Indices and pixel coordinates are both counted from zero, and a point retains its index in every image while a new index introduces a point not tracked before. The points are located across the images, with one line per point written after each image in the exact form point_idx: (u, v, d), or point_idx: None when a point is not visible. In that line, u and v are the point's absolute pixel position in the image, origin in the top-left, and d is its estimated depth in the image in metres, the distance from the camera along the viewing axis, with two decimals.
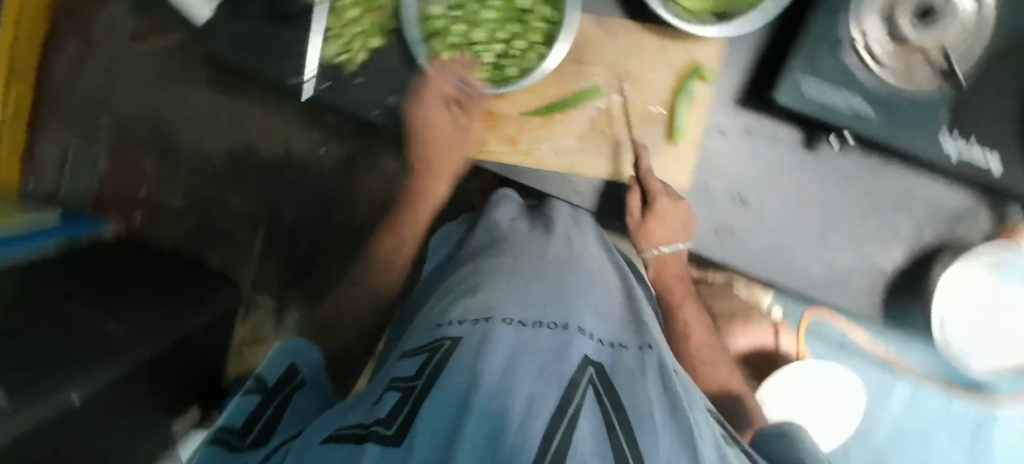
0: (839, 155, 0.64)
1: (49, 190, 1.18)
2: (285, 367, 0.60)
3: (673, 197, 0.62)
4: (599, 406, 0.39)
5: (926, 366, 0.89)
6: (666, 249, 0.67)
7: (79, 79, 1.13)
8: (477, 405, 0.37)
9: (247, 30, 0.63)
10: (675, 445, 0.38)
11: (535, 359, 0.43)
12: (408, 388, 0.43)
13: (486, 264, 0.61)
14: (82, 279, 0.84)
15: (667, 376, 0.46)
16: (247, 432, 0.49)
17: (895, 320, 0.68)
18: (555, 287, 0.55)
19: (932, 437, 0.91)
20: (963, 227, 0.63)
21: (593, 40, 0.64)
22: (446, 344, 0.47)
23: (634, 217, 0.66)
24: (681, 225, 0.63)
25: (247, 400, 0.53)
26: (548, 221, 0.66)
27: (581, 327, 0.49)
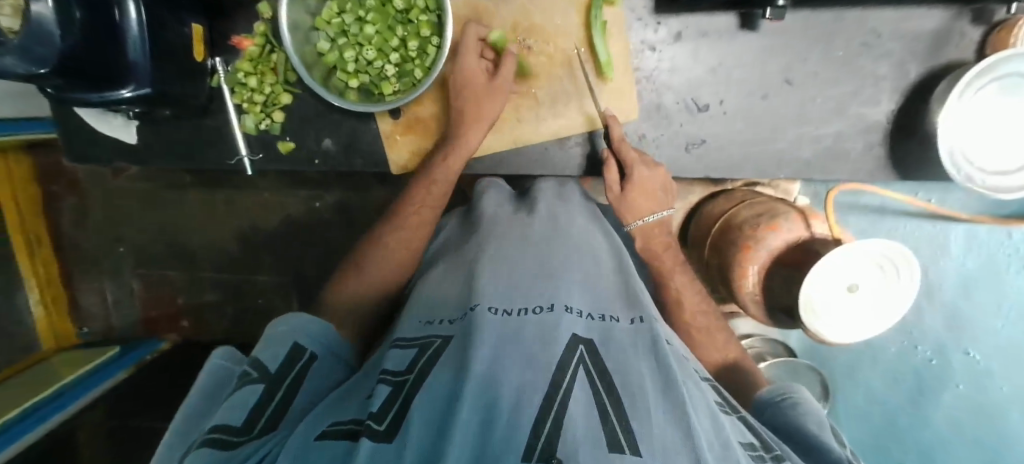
0: (783, 24, 0.58)
1: (103, 329, 1.28)
2: (290, 345, 0.48)
3: (649, 164, 0.60)
4: (590, 387, 0.35)
5: (968, 205, 0.80)
6: (651, 218, 0.60)
7: (89, 223, 1.23)
8: (468, 391, 0.33)
9: (177, 134, 0.67)
10: (669, 420, 0.34)
11: (523, 343, 0.39)
12: (400, 383, 0.39)
13: (468, 252, 0.56)
14: (159, 413, 0.94)
15: (660, 349, 0.42)
16: (252, 424, 0.39)
17: (917, 169, 0.61)
18: (542, 265, 0.50)
19: (1004, 277, 0.81)
20: (950, 46, 0.57)
21: (484, 9, 0.61)
22: (436, 342, 0.43)
23: (613, 191, 0.61)
24: (661, 191, 0.60)
25: (249, 388, 0.42)
26: (532, 203, 0.62)
27: (568, 305, 0.44)
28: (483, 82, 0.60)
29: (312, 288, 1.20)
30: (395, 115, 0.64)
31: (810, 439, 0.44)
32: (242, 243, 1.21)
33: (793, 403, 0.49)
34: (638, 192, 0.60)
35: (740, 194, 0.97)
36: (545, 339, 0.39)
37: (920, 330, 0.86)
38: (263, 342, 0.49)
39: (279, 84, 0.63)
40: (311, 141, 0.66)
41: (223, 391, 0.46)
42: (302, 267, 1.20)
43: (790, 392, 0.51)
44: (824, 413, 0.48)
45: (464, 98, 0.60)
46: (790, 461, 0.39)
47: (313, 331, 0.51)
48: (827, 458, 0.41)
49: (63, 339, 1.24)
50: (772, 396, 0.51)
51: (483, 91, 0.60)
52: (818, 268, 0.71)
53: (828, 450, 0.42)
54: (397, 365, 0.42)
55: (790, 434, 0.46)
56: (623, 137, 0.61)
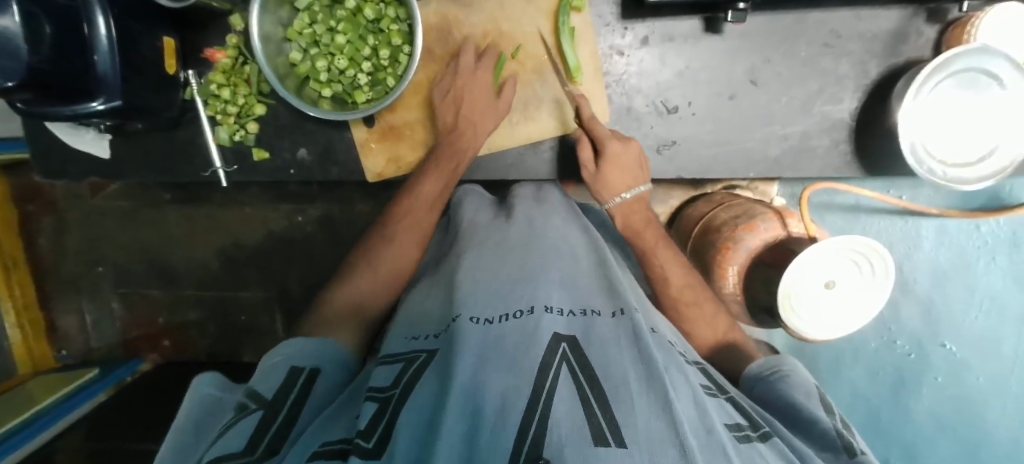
0: (745, 27, 0.60)
1: (81, 351, 1.25)
2: (286, 370, 0.46)
3: (622, 138, 0.60)
4: (575, 383, 0.36)
5: (939, 202, 0.82)
6: (628, 194, 0.60)
7: (68, 243, 1.22)
8: (453, 399, 0.34)
9: (150, 148, 0.66)
10: (653, 409, 0.34)
11: (505, 350, 0.39)
12: (386, 399, 0.39)
13: (446, 268, 0.56)
14: (139, 432, 0.92)
15: (641, 339, 0.41)
16: (254, 446, 0.36)
17: (882, 165, 0.63)
18: (520, 270, 0.50)
19: (973, 270, 0.83)
20: (907, 44, 0.59)
21: (454, 18, 0.62)
22: (422, 356, 0.43)
23: (587, 168, 0.62)
24: (636, 167, 0.60)
25: (248, 417, 0.39)
26: (511, 208, 0.63)
27: (548, 305, 0.45)
28: (484, 101, 0.61)
29: (297, 303, 1.19)
30: (369, 123, 0.64)
31: (797, 410, 0.44)
32: (225, 260, 1.20)
33: (781, 376, 0.49)
34: (612, 166, 0.60)
35: (719, 197, 0.98)
36: (524, 343, 0.39)
37: (896, 325, 0.87)
38: (261, 371, 0.47)
39: (252, 95, 0.63)
40: (286, 152, 0.66)
41: (209, 422, 0.44)
42: (285, 283, 1.19)
43: (781, 365, 0.50)
44: (813, 384, 0.48)
45: (469, 115, 0.61)
46: (779, 435, 0.39)
47: (308, 351, 0.50)
48: (814, 429, 0.42)
49: (39, 362, 1.21)
50: (762, 372, 0.50)
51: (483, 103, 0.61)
52: (798, 260, 0.73)
53: (816, 421, 0.42)
54: (383, 382, 0.42)
55: (777, 407, 0.46)
56: (594, 116, 0.61)
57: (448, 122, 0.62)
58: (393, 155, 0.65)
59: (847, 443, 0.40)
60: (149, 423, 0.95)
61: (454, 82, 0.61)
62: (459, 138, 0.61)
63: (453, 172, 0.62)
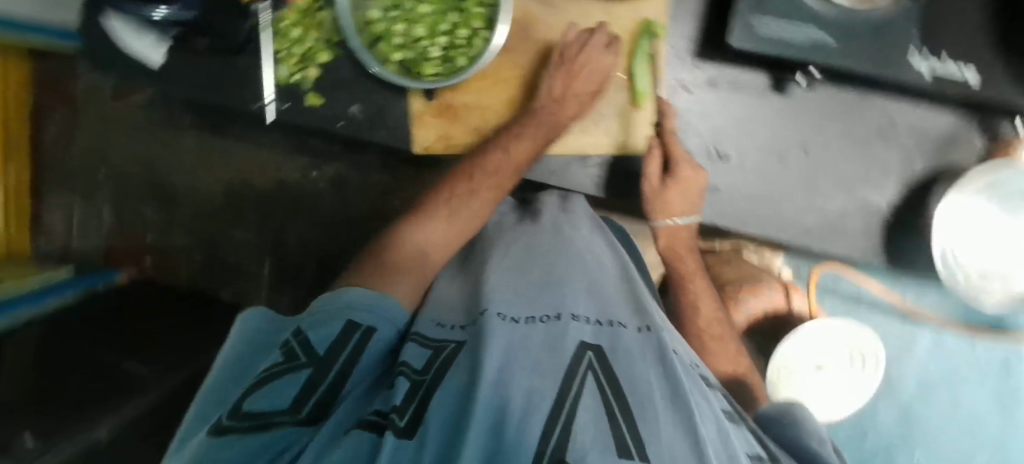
0: (809, 93, 0.62)
1: (59, 251, 1.22)
2: (343, 322, 0.44)
3: (694, 165, 0.62)
4: (600, 394, 0.35)
5: (941, 308, 0.85)
6: (679, 220, 0.66)
7: (75, 141, 1.19)
8: (481, 398, 0.33)
9: (203, 66, 0.65)
10: (677, 429, 0.34)
11: (530, 353, 0.39)
12: (418, 382, 0.39)
13: (481, 262, 0.56)
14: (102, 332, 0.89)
15: (667, 359, 0.42)
16: (297, 407, 0.38)
17: (905, 258, 0.65)
18: (547, 275, 0.50)
19: (959, 381, 0.86)
20: (954, 151, 0.62)
21: (532, 15, 0.62)
22: (449, 348, 0.43)
23: (654, 183, 0.64)
24: (698, 196, 0.63)
25: (296, 374, 0.39)
26: (535, 214, 0.63)
27: (575, 314, 0.44)
28: (597, 75, 0.62)
29: (290, 257, 1.18)
30: (428, 97, 0.64)
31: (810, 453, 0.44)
32: (230, 197, 1.18)
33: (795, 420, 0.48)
34: (677, 189, 0.62)
35: (722, 251, 0.92)
36: (551, 345, 0.40)
37: (874, 416, 0.89)
38: (318, 311, 0.45)
39: (320, 41, 0.64)
40: (339, 105, 0.65)
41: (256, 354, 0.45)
42: (283, 234, 1.17)
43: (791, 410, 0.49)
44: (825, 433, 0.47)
45: (569, 86, 0.61)
46: None
47: (368, 303, 0.47)
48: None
49: (16, 247, 1.16)
50: (771, 413, 0.50)
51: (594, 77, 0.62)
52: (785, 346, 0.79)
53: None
54: (416, 362, 0.41)
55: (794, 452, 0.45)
56: (675, 132, 0.63)
57: (546, 97, 0.61)
58: (447, 133, 0.65)
59: None
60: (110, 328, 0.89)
61: (579, 53, 0.61)
62: (561, 109, 0.61)
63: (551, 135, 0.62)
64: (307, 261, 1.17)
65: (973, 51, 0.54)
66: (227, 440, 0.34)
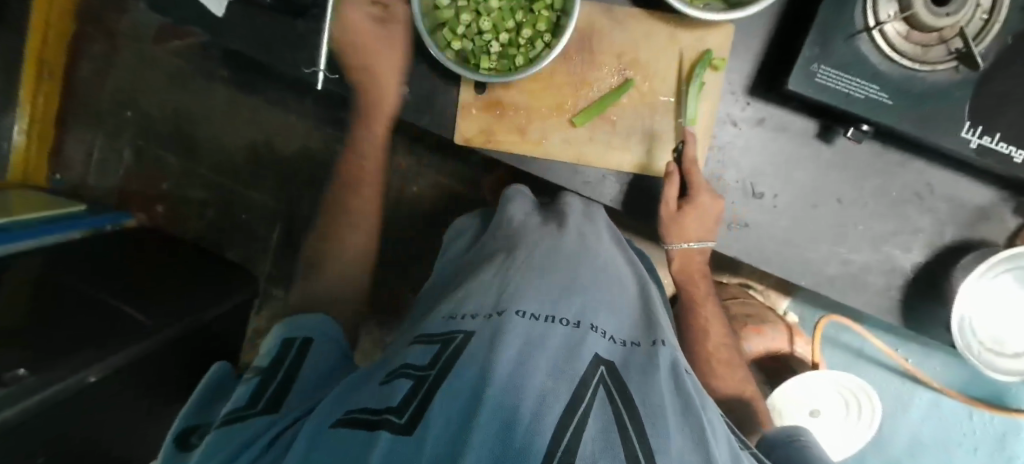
0: (855, 146, 0.62)
1: (75, 184, 1.22)
2: (283, 339, 0.54)
3: (712, 193, 0.61)
4: (609, 405, 0.35)
5: (941, 376, 0.86)
6: (694, 245, 0.64)
7: (108, 77, 1.18)
8: (490, 399, 0.33)
9: (260, 23, 0.65)
10: (687, 448, 0.35)
11: (550, 350, 0.39)
12: (422, 378, 0.38)
13: (497, 258, 0.56)
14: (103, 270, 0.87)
15: (680, 377, 0.43)
16: (253, 403, 0.44)
17: (921, 323, 0.65)
18: (568, 281, 0.50)
19: (952, 451, 0.86)
20: (986, 225, 0.63)
21: (599, 27, 0.63)
22: (458, 339, 0.42)
23: (671, 205, 0.62)
24: (712, 223, 0.62)
25: (248, 382, 0.47)
26: (561, 218, 0.62)
27: (594, 325, 0.45)
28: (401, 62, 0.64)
29: (302, 225, 1.18)
30: (478, 89, 0.64)
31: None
32: (251, 156, 1.18)
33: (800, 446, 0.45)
34: (691, 215, 0.61)
35: (733, 288, 0.95)
36: (570, 350, 0.40)
37: None
38: (265, 341, 0.55)
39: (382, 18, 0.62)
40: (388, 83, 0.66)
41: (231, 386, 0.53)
42: (298, 201, 1.17)
43: (800, 435, 0.47)
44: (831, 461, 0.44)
45: (365, 43, 0.63)
46: None
47: (302, 324, 0.55)
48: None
49: (33, 177, 1.16)
50: (780, 437, 0.47)
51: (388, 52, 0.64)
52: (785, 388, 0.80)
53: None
54: (420, 360, 0.41)
55: None
56: (695, 161, 0.61)
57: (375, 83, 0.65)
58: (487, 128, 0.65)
59: None
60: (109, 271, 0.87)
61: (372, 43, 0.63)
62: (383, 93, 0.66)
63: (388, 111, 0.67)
64: None
65: None
66: (206, 445, 0.40)
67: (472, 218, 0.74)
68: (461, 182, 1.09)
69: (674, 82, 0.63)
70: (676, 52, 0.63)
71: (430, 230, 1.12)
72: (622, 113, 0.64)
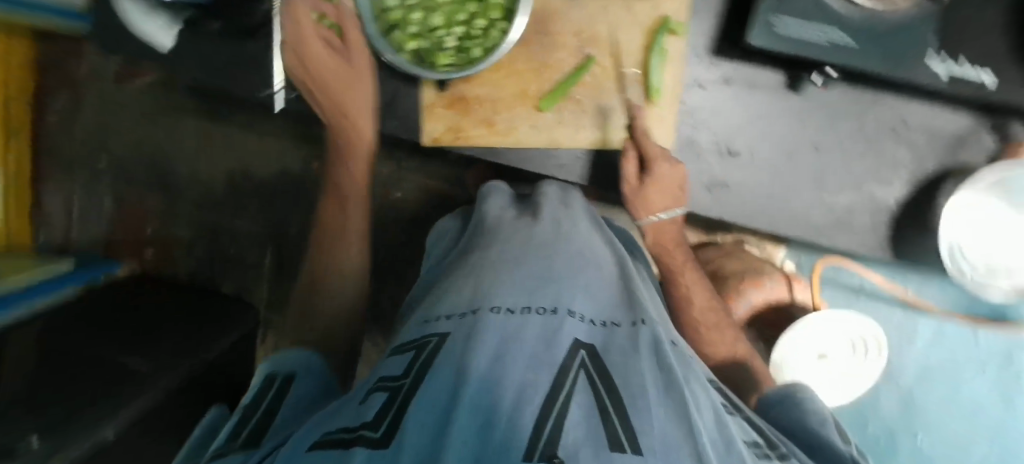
0: (824, 92, 0.62)
1: (60, 241, 1.21)
2: (265, 377, 0.53)
3: (671, 161, 0.60)
4: (592, 389, 0.36)
5: (943, 302, 0.86)
6: (663, 216, 0.63)
7: (75, 127, 1.17)
8: (465, 400, 0.33)
9: (211, 52, 0.64)
10: (670, 420, 0.34)
11: (527, 343, 0.39)
12: (395, 389, 0.39)
13: (474, 258, 0.56)
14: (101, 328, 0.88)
15: (661, 349, 0.42)
16: (236, 437, 0.44)
17: (913, 257, 0.65)
18: (544, 270, 0.50)
19: (962, 376, 0.87)
20: (966, 150, 0.62)
21: (554, 8, 0.62)
22: (433, 340, 0.43)
23: (632, 181, 0.62)
24: (679, 190, 0.61)
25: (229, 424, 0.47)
26: (535, 207, 0.63)
27: (571, 310, 0.45)
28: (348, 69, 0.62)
29: (291, 246, 1.17)
30: (440, 86, 0.63)
31: (814, 438, 0.42)
32: (231, 184, 1.17)
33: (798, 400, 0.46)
34: (655, 188, 0.60)
35: (728, 247, 0.96)
36: (545, 339, 0.40)
37: (874, 413, 0.89)
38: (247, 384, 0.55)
39: (334, 28, 0.62)
40: None
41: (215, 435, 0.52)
42: (285, 223, 1.16)
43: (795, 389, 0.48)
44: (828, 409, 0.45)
45: (318, 71, 0.61)
46: (796, 457, 0.39)
47: (284, 360, 0.55)
48: (832, 456, 0.40)
49: (17, 239, 1.15)
50: (778, 394, 0.48)
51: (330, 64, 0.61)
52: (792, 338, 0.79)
53: (831, 446, 0.40)
54: (395, 371, 0.42)
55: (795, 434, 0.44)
56: (646, 131, 0.61)
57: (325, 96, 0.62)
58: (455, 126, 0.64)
59: None
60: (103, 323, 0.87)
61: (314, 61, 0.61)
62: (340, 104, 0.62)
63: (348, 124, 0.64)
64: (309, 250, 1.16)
65: (994, 55, 0.53)
66: None
67: (452, 218, 0.74)
68: (443, 182, 1.09)
69: (636, 53, 0.62)
70: (634, 22, 0.62)
71: (420, 233, 1.11)
72: (588, 92, 0.63)
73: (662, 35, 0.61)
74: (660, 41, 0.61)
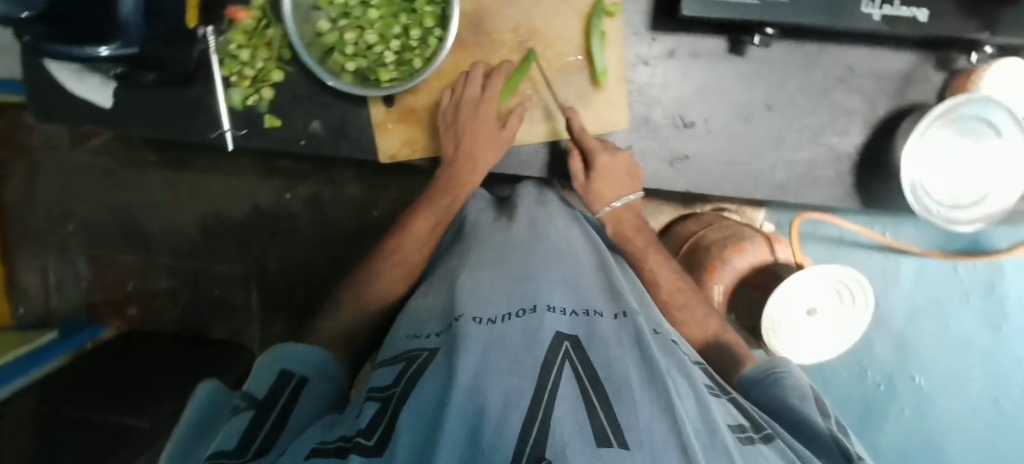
0: (767, 52, 0.62)
1: (40, 313, 1.19)
2: (278, 371, 0.46)
3: (612, 150, 0.62)
4: (577, 383, 0.36)
5: (919, 240, 0.87)
6: (617, 204, 0.63)
7: (39, 196, 1.15)
8: (455, 407, 0.32)
9: (155, 101, 0.64)
10: (655, 410, 0.34)
11: (509, 346, 0.39)
12: (387, 397, 0.39)
13: (454, 265, 0.55)
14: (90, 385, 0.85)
15: (643, 341, 0.42)
16: (245, 448, 0.36)
17: (881, 200, 0.66)
18: (521, 271, 0.49)
19: (950, 309, 0.88)
20: (914, 88, 0.63)
21: (488, 7, 0.61)
22: (424, 354, 0.42)
23: (580, 178, 0.64)
24: (627, 175, 0.63)
25: (239, 418, 0.39)
26: (512, 209, 0.62)
27: (551, 305, 0.44)
28: (492, 130, 0.62)
29: (275, 283, 1.16)
30: (388, 102, 0.64)
31: (793, 414, 0.42)
32: (205, 230, 1.15)
33: (777, 379, 0.46)
34: (604, 179, 0.62)
35: (708, 217, 0.98)
36: (528, 342, 0.39)
37: (869, 358, 0.91)
38: (252, 371, 0.46)
39: (271, 60, 0.62)
40: (299, 122, 0.65)
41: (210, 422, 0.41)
42: (265, 261, 1.15)
43: (775, 367, 0.48)
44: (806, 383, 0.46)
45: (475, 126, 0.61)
46: (780, 438, 0.38)
47: (300, 357, 0.48)
48: (811, 434, 0.40)
49: None
50: (756, 373, 0.48)
51: (491, 138, 0.62)
52: (778, 295, 0.78)
53: (811, 424, 0.40)
54: (383, 382, 0.42)
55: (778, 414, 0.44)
56: (583, 127, 0.62)
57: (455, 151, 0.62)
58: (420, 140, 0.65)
59: (842, 447, 0.38)
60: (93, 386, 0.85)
61: (463, 119, 0.61)
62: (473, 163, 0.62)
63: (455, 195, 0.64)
64: (293, 283, 1.15)
65: None
66: None
67: None
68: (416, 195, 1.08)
69: (576, 40, 0.62)
70: (569, 9, 0.62)
71: None
72: (535, 87, 0.64)
73: (599, 18, 0.60)
74: (597, 24, 0.60)
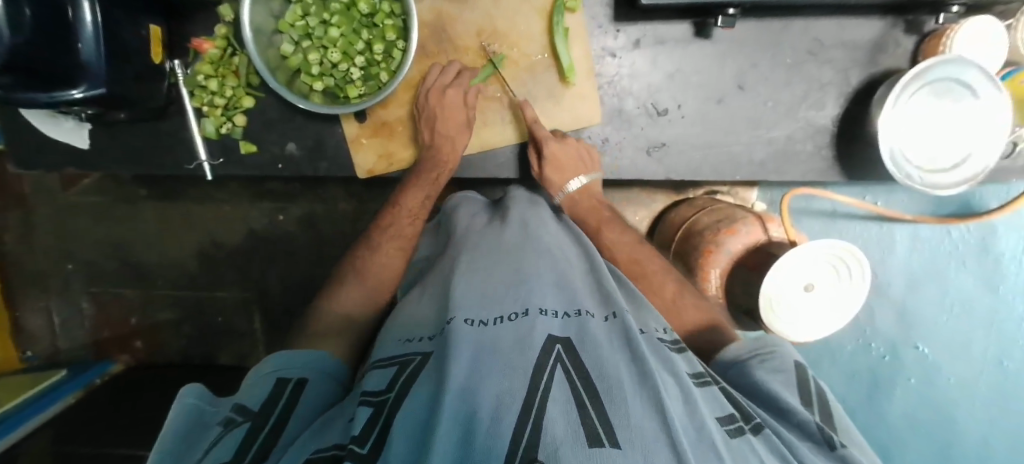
0: (733, 32, 0.62)
1: (48, 354, 1.20)
2: (274, 379, 0.45)
3: (560, 137, 0.63)
4: (569, 384, 0.35)
5: (912, 207, 0.87)
6: (570, 187, 0.64)
7: (37, 239, 1.17)
8: (446, 411, 0.32)
9: (131, 138, 0.65)
10: (646, 408, 0.33)
11: (501, 349, 0.38)
12: (380, 402, 0.38)
13: (444, 270, 0.55)
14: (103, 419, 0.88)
15: (633, 341, 0.41)
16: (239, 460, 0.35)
17: (862, 170, 0.65)
18: (511, 275, 0.49)
19: (948, 273, 0.87)
20: (886, 55, 0.62)
21: (449, 14, 0.62)
22: (416, 360, 0.42)
23: (535, 167, 0.65)
24: (579, 159, 0.63)
25: (235, 431, 0.38)
26: (504, 210, 0.63)
27: (542, 308, 0.44)
28: (461, 118, 0.62)
29: (276, 305, 1.16)
30: (360, 117, 0.64)
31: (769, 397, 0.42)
32: (202, 259, 1.16)
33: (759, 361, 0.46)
34: (552, 165, 0.63)
35: (701, 201, 0.98)
36: (521, 345, 0.39)
37: (872, 328, 0.91)
38: (248, 379, 0.46)
39: (240, 87, 0.62)
40: (275, 146, 0.65)
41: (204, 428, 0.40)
42: (264, 283, 1.16)
43: (759, 349, 0.47)
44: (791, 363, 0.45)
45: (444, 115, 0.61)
46: (770, 427, 0.38)
47: (298, 362, 0.48)
48: (788, 419, 0.40)
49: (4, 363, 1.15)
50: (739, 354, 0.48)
51: (460, 121, 0.62)
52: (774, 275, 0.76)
53: (789, 410, 0.40)
54: (377, 386, 0.40)
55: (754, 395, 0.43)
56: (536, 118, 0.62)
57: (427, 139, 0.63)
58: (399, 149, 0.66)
59: (825, 435, 0.38)
60: (103, 422, 0.86)
61: (434, 105, 0.61)
62: (439, 149, 0.62)
63: (436, 182, 0.65)
64: (294, 304, 1.16)
65: None
66: None
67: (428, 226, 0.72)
68: None
69: (541, 38, 0.62)
70: (530, 8, 0.61)
71: None
72: (502, 88, 0.64)
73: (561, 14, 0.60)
74: (559, 20, 0.60)
